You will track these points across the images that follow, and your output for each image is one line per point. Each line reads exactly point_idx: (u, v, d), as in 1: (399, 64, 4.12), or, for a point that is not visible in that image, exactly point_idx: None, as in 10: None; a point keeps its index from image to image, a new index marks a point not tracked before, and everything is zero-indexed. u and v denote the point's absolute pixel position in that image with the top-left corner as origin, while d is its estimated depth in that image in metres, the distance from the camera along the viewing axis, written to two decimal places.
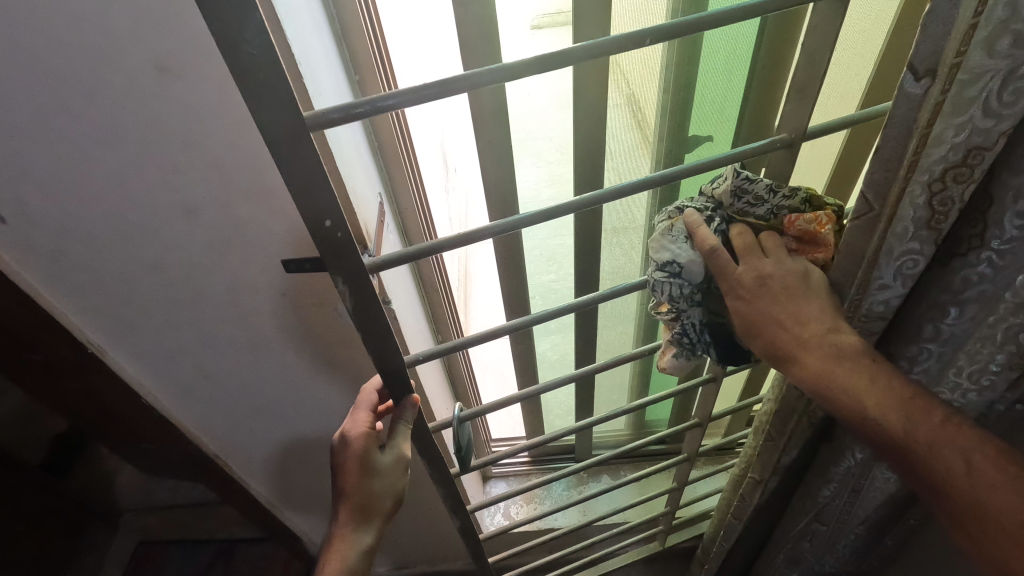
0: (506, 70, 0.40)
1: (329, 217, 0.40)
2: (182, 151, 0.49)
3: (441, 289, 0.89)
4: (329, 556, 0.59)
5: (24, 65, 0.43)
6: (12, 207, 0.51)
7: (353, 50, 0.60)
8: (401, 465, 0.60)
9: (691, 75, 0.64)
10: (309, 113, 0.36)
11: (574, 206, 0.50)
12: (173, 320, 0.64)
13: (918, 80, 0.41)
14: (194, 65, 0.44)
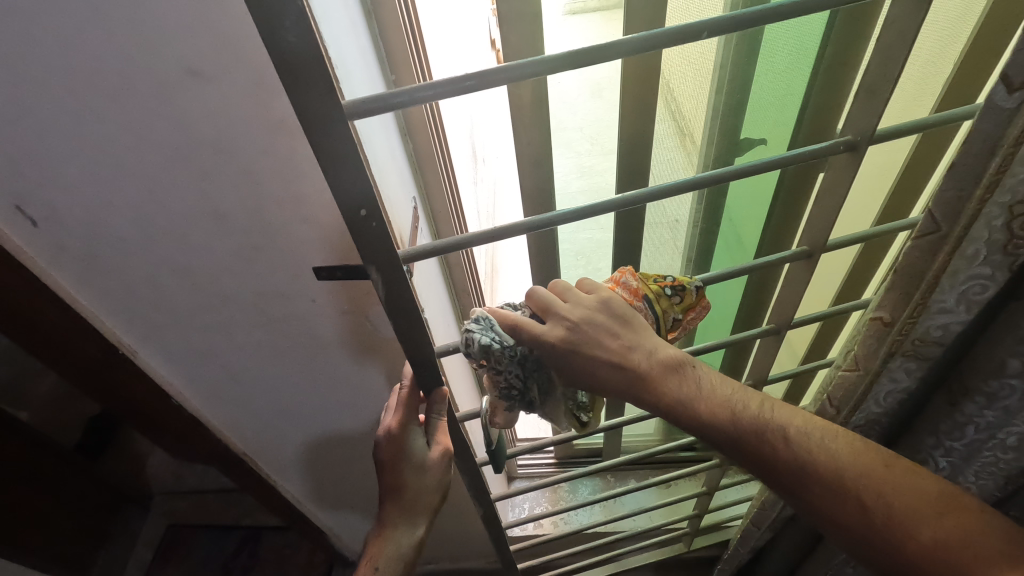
0: (553, 61, 0.37)
1: (364, 206, 0.36)
2: (213, 157, 0.47)
3: (471, 290, 0.86)
4: (374, 545, 0.59)
5: (53, 69, 0.41)
6: (43, 210, 0.50)
7: (388, 45, 0.57)
8: (441, 463, 0.58)
9: (750, 68, 0.59)
10: (346, 101, 0.33)
11: (622, 203, 0.47)
12: (203, 324, 0.63)
13: (1012, 92, 0.37)
14: (224, 67, 0.42)
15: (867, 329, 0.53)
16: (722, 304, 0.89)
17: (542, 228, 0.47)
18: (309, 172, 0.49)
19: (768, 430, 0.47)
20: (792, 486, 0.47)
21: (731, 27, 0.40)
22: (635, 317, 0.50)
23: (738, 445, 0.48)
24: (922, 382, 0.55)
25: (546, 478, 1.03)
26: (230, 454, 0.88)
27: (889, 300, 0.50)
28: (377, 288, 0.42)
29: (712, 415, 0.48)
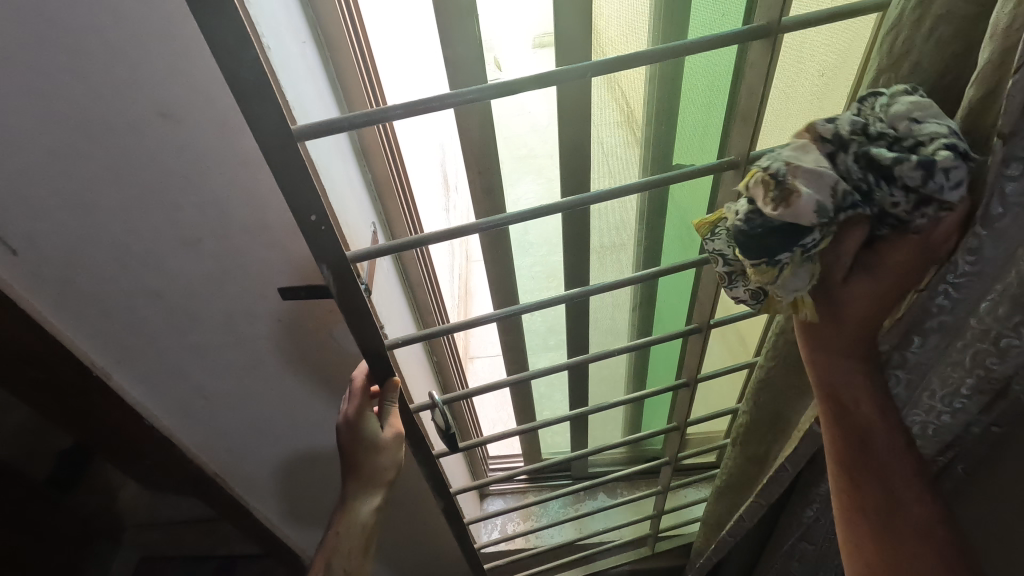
0: (509, 85, 0.43)
1: (314, 212, 0.41)
2: (184, 189, 0.51)
3: (434, 306, 0.90)
4: (333, 528, 0.63)
5: (36, 113, 0.46)
6: (23, 241, 0.54)
7: (342, 74, 0.62)
8: (394, 445, 0.61)
9: (672, 95, 0.65)
10: (295, 126, 0.38)
11: (564, 207, 0.53)
12: (174, 344, 0.67)
13: (872, 144, 0.39)
14: (193, 109, 0.47)
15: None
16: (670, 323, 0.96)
17: (497, 227, 0.52)
18: (272, 202, 0.53)
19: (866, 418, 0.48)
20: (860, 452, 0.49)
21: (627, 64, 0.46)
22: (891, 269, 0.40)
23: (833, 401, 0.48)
24: None
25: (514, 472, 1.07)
26: (203, 476, 0.90)
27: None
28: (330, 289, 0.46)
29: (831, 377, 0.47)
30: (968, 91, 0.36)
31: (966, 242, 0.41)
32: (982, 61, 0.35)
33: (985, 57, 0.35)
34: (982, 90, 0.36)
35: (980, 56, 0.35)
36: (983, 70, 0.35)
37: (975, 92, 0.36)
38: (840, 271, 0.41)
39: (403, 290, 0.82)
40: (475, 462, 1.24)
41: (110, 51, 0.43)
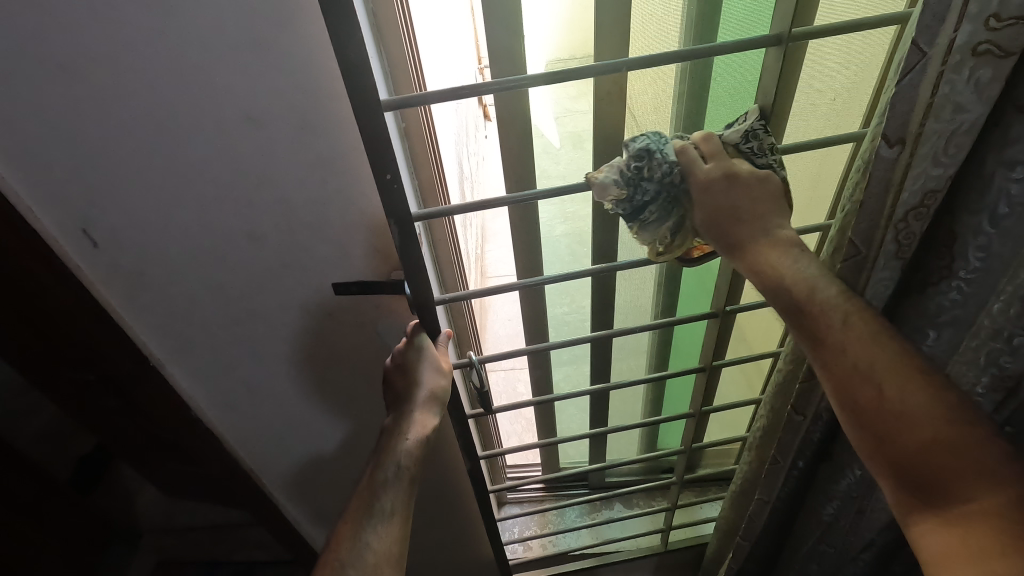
0: (527, 79, 0.55)
1: (389, 171, 0.50)
2: (257, 187, 0.56)
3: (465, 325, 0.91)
4: (381, 449, 0.66)
5: (136, 115, 0.51)
6: (105, 234, 0.59)
7: (393, 70, 0.59)
8: (436, 367, 0.65)
9: (700, 107, 0.68)
10: (384, 98, 0.50)
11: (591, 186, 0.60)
12: (228, 337, 0.71)
13: (891, 146, 0.47)
14: (272, 116, 0.52)
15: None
16: (691, 332, 1.00)
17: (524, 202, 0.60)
18: (335, 200, 0.58)
19: (829, 317, 0.47)
20: (827, 360, 0.47)
21: (647, 63, 0.55)
22: (741, 193, 0.50)
23: (795, 308, 0.49)
24: None
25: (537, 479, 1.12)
26: (238, 475, 0.92)
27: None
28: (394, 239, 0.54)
29: (777, 284, 0.49)
30: (961, 111, 0.43)
31: (976, 239, 0.48)
32: (974, 86, 0.41)
33: (976, 82, 0.41)
34: (974, 110, 0.43)
35: (971, 81, 0.41)
36: (974, 93, 0.42)
37: (967, 110, 0.43)
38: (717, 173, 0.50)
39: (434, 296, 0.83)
40: (495, 469, 1.22)
41: (205, 62, 0.48)
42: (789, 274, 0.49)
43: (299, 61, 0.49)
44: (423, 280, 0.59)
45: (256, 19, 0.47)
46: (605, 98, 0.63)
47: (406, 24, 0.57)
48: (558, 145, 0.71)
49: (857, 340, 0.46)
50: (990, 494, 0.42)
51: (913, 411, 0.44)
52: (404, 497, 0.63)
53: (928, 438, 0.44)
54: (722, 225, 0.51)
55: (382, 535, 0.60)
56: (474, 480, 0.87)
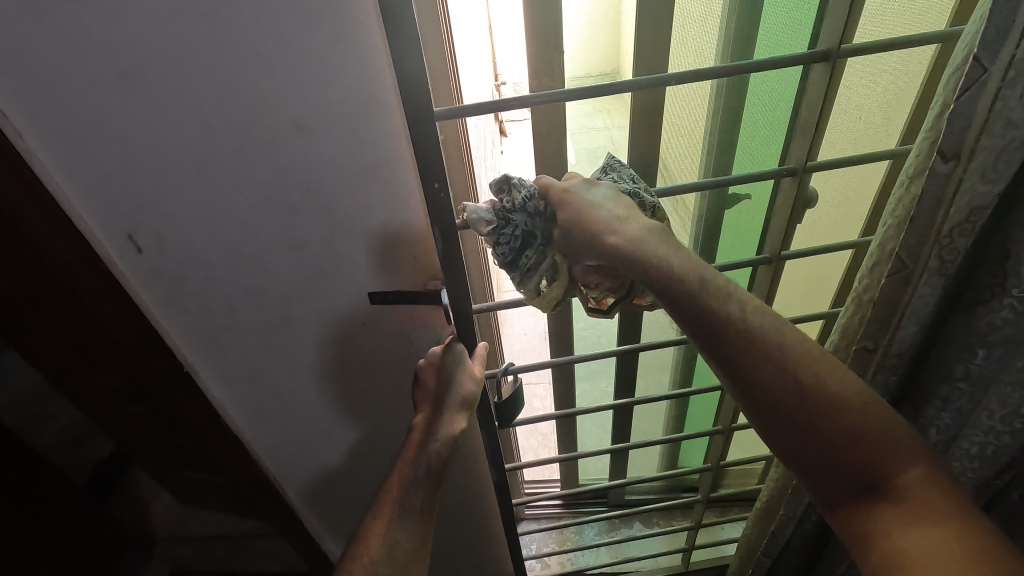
0: (575, 90, 0.55)
1: (436, 179, 0.51)
2: (302, 195, 0.57)
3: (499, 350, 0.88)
4: (406, 454, 0.65)
5: (188, 122, 0.52)
6: (149, 238, 0.60)
7: (434, 80, 0.60)
8: (472, 372, 0.65)
9: (737, 123, 0.68)
10: (436, 108, 0.51)
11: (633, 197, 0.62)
12: (262, 343, 0.71)
13: (947, 162, 0.46)
14: (322, 124, 0.53)
15: (853, 358, 0.62)
16: None
17: None
18: (377, 209, 0.59)
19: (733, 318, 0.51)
20: (751, 365, 0.51)
21: (694, 78, 0.55)
22: (585, 205, 0.53)
23: (691, 310, 0.51)
24: (899, 392, 0.62)
25: (556, 494, 1.10)
26: (261, 483, 0.91)
27: (868, 331, 0.59)
28: (437, 247, 0.55)
29: (670, 281, 0.50)
30: (1012, 127, 0.43)
31: None
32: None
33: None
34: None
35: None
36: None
37: (1020, 126, 0.43)
38: (561, 188, 0.55)
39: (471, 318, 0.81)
40: (515, 483, 1.21)
41: (262, 72, 0.50)
42: (679, 267, 0.51)
43: (351, 73, 0.50)
44: (461, 288, 0.59)
45: (316, 32, 0.48)
46: (643, 111, 0.63)
47: (449, 37, 0.59)
48: (574, 161, 0.72)
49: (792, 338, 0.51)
50: (919, 464, 0.48)
51: (810, 397, 0.50)
52: (428, 501, 0.65)
53: (850, 427, 0.49)
54: (563, 232, 0.54)
55: (410, 537, 0.62)
56: (498, 493, 0.86)
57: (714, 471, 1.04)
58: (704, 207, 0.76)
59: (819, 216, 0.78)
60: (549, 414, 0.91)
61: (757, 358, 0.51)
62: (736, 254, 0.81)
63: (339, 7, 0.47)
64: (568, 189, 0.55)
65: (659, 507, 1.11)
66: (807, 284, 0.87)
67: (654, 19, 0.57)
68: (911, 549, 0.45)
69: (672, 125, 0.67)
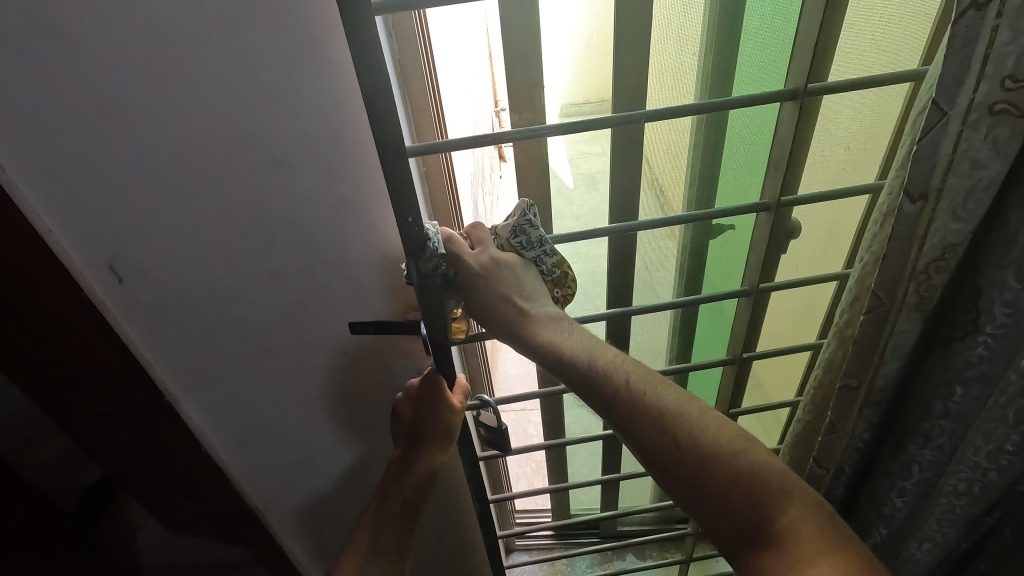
0: (553, 128, 0.56)
1: (410, 214, 0.51)
2: (281, 228, 0.58)
3: (485, 380, 0.86)
4: (387, 483, 0.68)
5: (168, 156, 0.53)
6: (130, 269, 0.60)
7: (417, 116, 0.61)
8: (456, 405, 0.64)
9: (716, 157, 0.68)
10: (409, 145, 0.51)
11: (614, 231, 0.63)
12: (243, 372, 0.71)
13: (914, 202, 0.48)
14: (300, 159, 0.54)
15: (838, 396, 0.61)
16: (708, 377, 0.99)
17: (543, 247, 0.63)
18: (356, 241, 0.60)
19: (604, 373, 0.54)
20: (637, 420, 0.51)
21: (670, 115, 0.56)
22: (497, 273, 0.60)
23: (581, 375, 0.54)
24: (882, 427, 0.62)
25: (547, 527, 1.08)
26: (242, 514, 0.90)
27: (852, 368, 0.59)
28: (414, 280, 0.55)
29: (560, 349, 0.56)
30: (978, 167, 0.43)
31: (1002, 294, 0.47)
32: (992, 143, 0.42)
33: (993, 140, 0.42)
34: (992, 167, 0.43)
35: (989, 139, 0.42)
36: (992, 150, 0.42)
37: (986, 166, 0.43)
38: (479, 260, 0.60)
39: (458, 352, 0.79)
40: (504, 514, 1.18)
41: (242, 109, 0.51)
42: (569, 338, 0.57)
43: (328, 110, 0.51)
44: (438, 321, 0.59)
45: (293, 71, 0.49)
46: (623, 145, 0.64)
47: (430, 73, 0.59)
48: (572, 186, 0.71)
49: (679, 397, 0.53)
50: (790, 504, 0.46)
51: (723, 465, 0.48)
52: (401, 534, 0.69)
53: (743, 486, 0.47)
54: (489, 306, 0.59)
55: (383, 567, 0.68)
56: (483, 526, 0.84)
57: None
58: (689, 236, 0.75)
59: (805, 248, 0.77)
60: (536, 444, 0.90)
61: (628, 407, 0.52)
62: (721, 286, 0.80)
63: (317, 48, 0.49)
64: (481, 260, 0.60)
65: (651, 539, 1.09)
66: (796, 314, 0.87)
67: (633, 54, 0.58)
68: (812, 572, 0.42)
69: (653, 158, 0.68)
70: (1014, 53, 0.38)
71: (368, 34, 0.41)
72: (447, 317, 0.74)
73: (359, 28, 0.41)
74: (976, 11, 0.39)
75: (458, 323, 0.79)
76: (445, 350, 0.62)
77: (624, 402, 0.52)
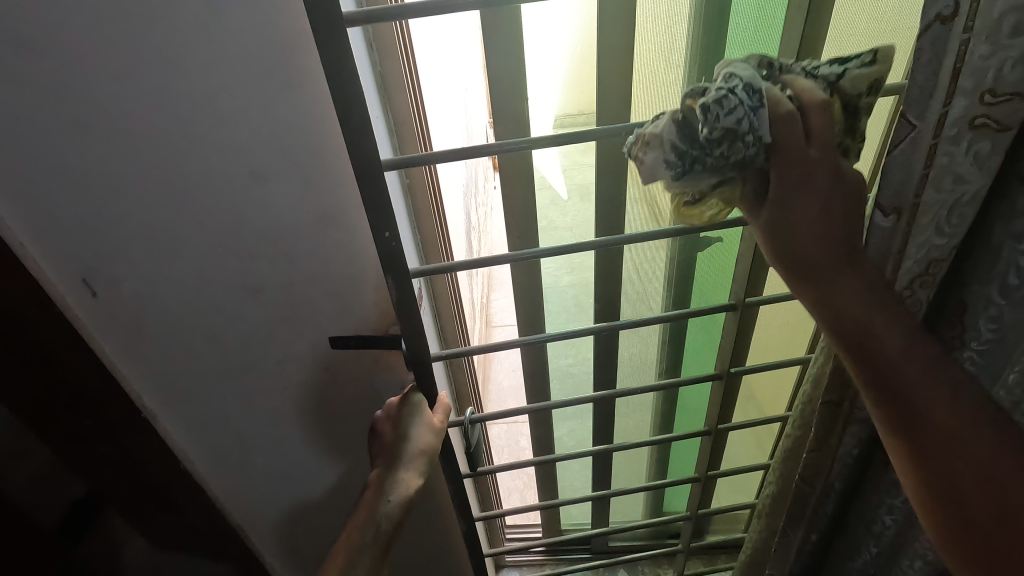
0: (535, 141, 0.55)
1: (387, 229, 0.50)
2: (260, 240, 0.57)
3: (472, 393, 0.85)
4: (358, 510, 0.64)
5: (143, 168, 0.52)
6: (104, 282, 0.59)
7: (398, 127, 0.60)
8: (434, 425, 0.63)
9: None
10: (384, 159, 0.49)
11: (599, 245, 0.62)
12: (222, 387, 0.69)
13: (887, 216, 0.48)
14: (278, 171, 0.53)
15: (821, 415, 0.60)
16: (698, 391, 0.97)
17: (526, 260, 0.62)
18: (336, 254, 0.59)
19: (889, 342, 0.42)
20: (904, 406, 0.42)
21: None
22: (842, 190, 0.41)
23: (865, 347, 0.42)
24: (868, 442, 0.61)
25: (536, 544, 1.06)
26: (223, 531, 0.88)
27: (833, 385, 0.58)
28: (392, 295, 0.54)
29: (848, 311, 0.42)
30: (962, 182, 0.42)
31: (987, 309, 0.47)
32: (974, 157, 0.41)
33: (975, 154, 0.41)
34: (975, 182, 0.42)
35: (971, 153, 0.41)
36: (974, 164, 0.42)
37: (969, 181, 0.42)
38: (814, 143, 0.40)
39: (443, 366, 0.78)
40: (493, 530, 1.16)
41: (219, 121, 0.50)
42: (848, 293, 0.42)
43: (306, 121, 0.51)
44: (419, 337, 0.58)
45: (271, 82, 0.49)
46: (608, 157, 0.63)
47: (413, 85, 0.59)
48: (566, 197, 0.70)
49: (924, 379, 0.41)
50: None
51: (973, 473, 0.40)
52: (375, 568, 0.62)
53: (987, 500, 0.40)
54: (802, 232, 0.41)
55: None
56: (469, 544, 0.82)
57: (694, 519, 1.01)
58: (676, 247, 0.74)
59: None
60: (524, 460, 0.88)
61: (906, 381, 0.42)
62: (710, 299, 0.79)
63: (295, 60, 0.48)
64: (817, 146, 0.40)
65: (642, 556, 1.07)
66: (787, 331, 0.86)
67: (616, 65, 0.57)
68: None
69: (637, 166, 0.66)
70: (993, 67, 0.38)
71: (343, 47, 0.41)
72: (433, 331, 0.73)
73: (334, 39, 0.40)
74: (943, 24, 0.39)
75: (444, 336, 0.77)
76: (426, 365, 0.60)
77: (898, 376, 0.42)
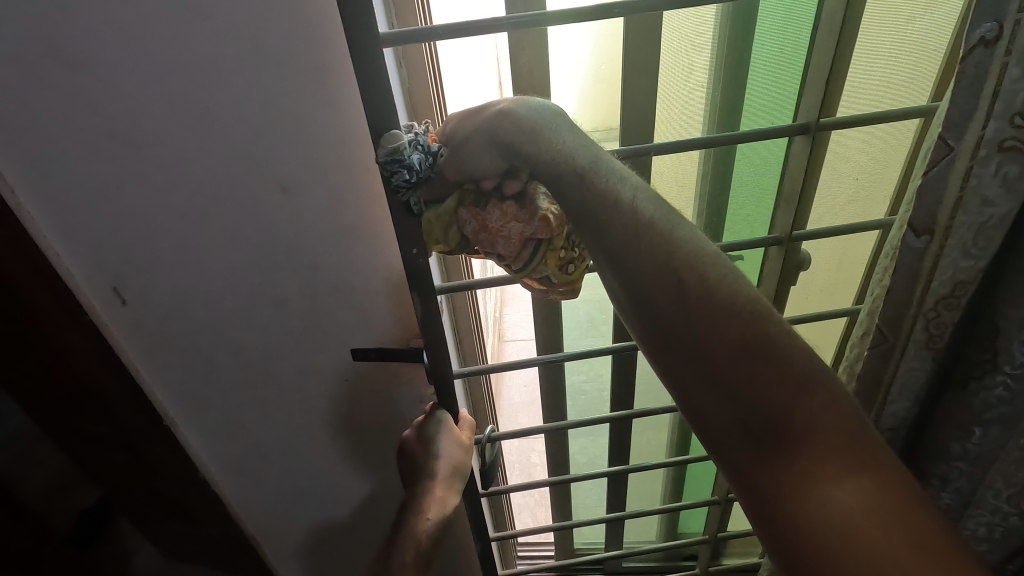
0: None
1: (415, 245, 0.51)
2: (286, 252, 0.58)
3: (489, 409, 0.85)
4: (397, 536, 0.63)
5: (177, 180, 0.53)
6: (135, 291, 0.60)
7: None
8: (463, 441, 0.64)
9: (725, 187, 0.67)
10: None
11: None
12: (243, 397, 0.70)
13: (918, 236, 0.46)
14: (307, 185, 0.54)
15: None
16: None
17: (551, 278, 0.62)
18: (361, 268, 0.59)
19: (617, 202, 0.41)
20: (646, 278, 0.40)
21: (676, 146, 0.56)
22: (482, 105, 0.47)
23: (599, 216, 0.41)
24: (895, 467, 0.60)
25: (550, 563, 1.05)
26: (238, 542, 0.87)
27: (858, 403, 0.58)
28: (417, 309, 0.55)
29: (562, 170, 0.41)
30: (989, 205, 0.43)
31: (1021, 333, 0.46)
32: (1001, 180, 0.42)
33: (1003, 176, 0.41)
34: (1003, 205, 0.42)
35: (999, 175, 0.41)
36: (1002, 187, 0.42)
37: (995, 204, 0.42)
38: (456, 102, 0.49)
39: (460, 382, 0.78)
40: (506, 548, 1.15)
41: (252, 137, 0.51)
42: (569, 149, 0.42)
43: (335, 136, 0.52)
44: (442, 350, 0.58)
45: (304, 99, 0.50)
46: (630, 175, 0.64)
47: (438, 102, 0.60)
48: None
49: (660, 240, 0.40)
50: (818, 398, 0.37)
51: (727, 341, 0.38)
52: None
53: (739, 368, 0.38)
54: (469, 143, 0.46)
55: None
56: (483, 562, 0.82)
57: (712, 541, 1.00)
58: None
59: (815, 282, 0.76)
60: (540, 478, 0.87)
61: (652, 248, 0.40)
62: None
63: (328, 77, 0.49)
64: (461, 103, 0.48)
65: None
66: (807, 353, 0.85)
67: (641, 85, 0.58)
68: (831, 504, 0.34)
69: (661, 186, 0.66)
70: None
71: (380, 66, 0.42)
72: (451, 345, 0.73)
73: None
74: (984, 47, 0.39)
75: (462, 352, 0.78)
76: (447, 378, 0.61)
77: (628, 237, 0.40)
